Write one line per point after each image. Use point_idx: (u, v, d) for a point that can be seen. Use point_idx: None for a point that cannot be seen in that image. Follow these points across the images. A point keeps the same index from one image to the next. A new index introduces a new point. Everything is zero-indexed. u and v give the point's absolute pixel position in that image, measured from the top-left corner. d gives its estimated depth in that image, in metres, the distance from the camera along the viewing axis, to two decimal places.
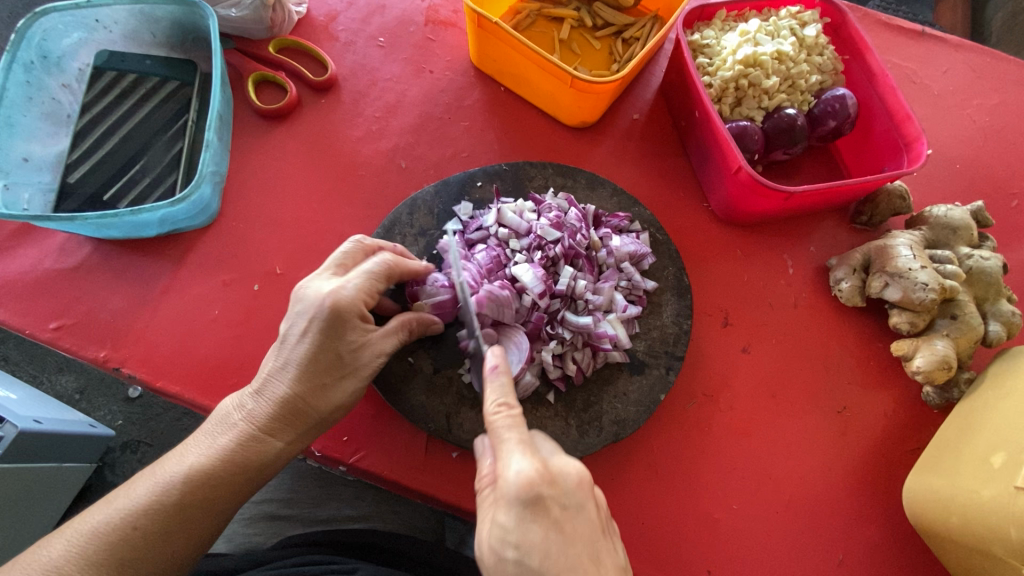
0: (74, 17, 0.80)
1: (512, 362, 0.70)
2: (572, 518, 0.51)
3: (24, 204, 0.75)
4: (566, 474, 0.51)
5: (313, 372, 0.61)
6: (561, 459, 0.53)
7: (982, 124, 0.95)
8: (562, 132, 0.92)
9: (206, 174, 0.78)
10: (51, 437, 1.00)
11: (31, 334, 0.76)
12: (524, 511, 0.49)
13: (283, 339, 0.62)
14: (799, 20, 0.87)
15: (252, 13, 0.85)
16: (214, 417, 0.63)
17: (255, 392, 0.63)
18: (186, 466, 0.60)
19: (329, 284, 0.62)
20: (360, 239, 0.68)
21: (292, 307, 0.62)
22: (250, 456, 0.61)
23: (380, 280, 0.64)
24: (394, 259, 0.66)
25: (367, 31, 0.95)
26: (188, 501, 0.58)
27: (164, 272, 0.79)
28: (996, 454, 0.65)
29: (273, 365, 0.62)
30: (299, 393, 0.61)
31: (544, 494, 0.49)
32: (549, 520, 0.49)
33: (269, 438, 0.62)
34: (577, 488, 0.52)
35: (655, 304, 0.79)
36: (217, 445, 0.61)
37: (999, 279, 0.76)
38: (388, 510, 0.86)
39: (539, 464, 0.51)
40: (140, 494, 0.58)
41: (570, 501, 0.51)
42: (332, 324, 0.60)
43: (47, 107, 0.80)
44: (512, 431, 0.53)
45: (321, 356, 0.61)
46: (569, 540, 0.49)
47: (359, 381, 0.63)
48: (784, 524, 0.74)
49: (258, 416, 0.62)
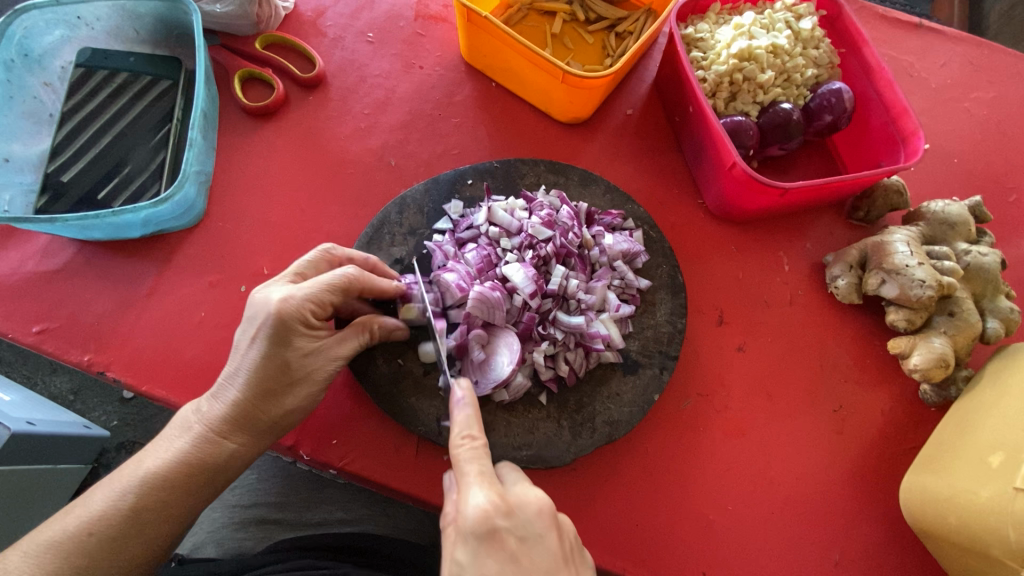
0: (55, 14, 0.78)
1: (503, 362, 0.69)
2: (530, 550, 0.50)
3: (5, 204, 0.74)
4: (524, 504, 0.52)
5: (263, 378, 0.60)
6: (520, 490, 0.53)
7: (980, 117, 0.94)
8: (554, 128, 0.90)
9: (189, 173, 0.76)
10: (44, 439, 0.99)
11: (15, 337, 0.75)
12: (479, 545, 0.49)
13: (235, 345, 0.61)
14: (794, 13, 0.85)
15: (237, 9, 0.84)
16: (169, 422, 0.62)
17: (209, 396, 0.62)
18: (142, 471, 0.59)
19: (278, 293, 0.59)
20: (327, 248, 0.66)
21: (245, 313, 0.61)
22: (202, 459, 0.60)
23: (336, 293, 0.61)
24: (357, 274, 0.63)
25: (356, 27, 0.93)
26: (144, 506, 0.57)
27: (148, 274, 0.78)
28: (995, 453, 0.64)
29: (226, 370, 0.61)
30: (248, 398, 0.60)
31: (499, 525, 0.50)
32: (505, 552, 0.49)
33: (221, 442, 0.61)
34: (537, 516, 0.51)
35: (648, 303, 0.77)
36: (173, 449, 0.60)
37: (997, 276, 0.75)
38: (379, 513, 0.85)
39: (496, 494, 0.51)
40: (97, 502, 0.57)
41: (529, 530, 0.51)
42: (277, 332, 0.58)
43: (29, 106, 0.79)
44: (474, 464, 0.54)
45: (270, 362, 0.60)
46: (526, 572, 0.49)
47: (310, 385, 0.63)
48: (778, 524, 0.73)
49: (214, 419, 0.61)
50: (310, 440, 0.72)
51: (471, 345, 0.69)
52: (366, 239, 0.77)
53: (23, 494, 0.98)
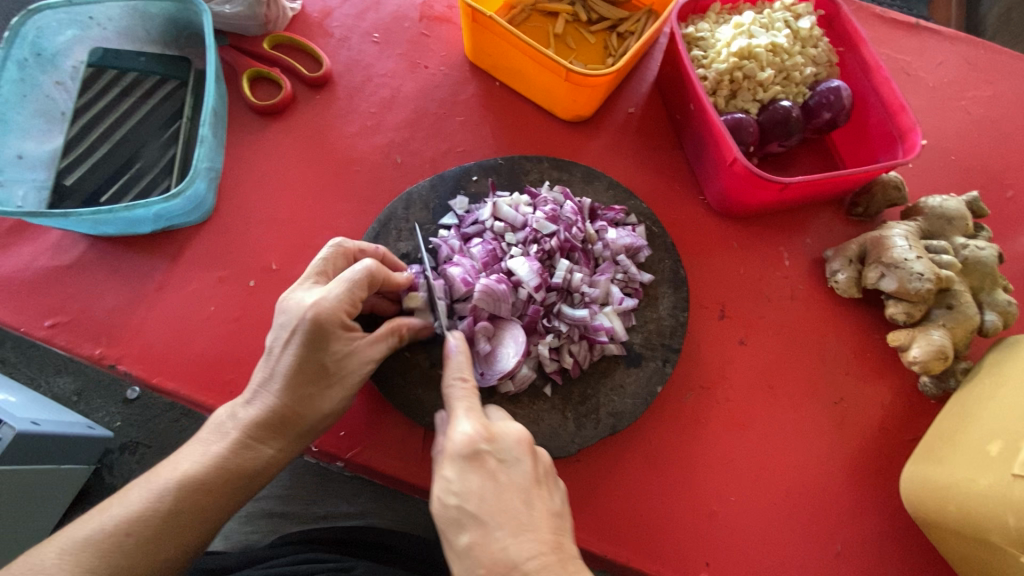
0: (68, 14, 0.80)
1: (509, 353, 0.70)
2: (509, 470, 0.53)
3: (18, 201, 0.75)
4: (506, 433, 0.54)
5: (301, 382, 0.60)
6: (504, 423, 0.56)
7: (977, 116, 0.95)
8: (557, 126, 0.92)
9: (200, 169, 0.78)
10: (50, 437, 1.00)
11: (27, 331, 0.76)
12: (463, 463, 0.52)
13: (269, 350, 0.61)
14: (793, 12, 0.87)
15: (246, 10, 0.85)
16: (204, 425, 0.63)
17: (245, 400, 0.63)
18: (178, 473, 0.59)
19: (311, 297, 0.60)
20: (339, 243, 0.67)
21: (276, 318, 0.61)
22: (239, 462, 0.61)
23: (361, 288, 0.61)
24: (377, 264, 0.63)
25: (362, 28, 0.95)
26: (182, 507, 0.58)
27: (159, 269, 0.79)
28: (993, 441, 0.65)
29: (261, 374, 0.62)
30: (285, 402, 0.61)
31: (482, 448, 0.52)
32: (486, 470, 0.52)
33: (258, 446, 0.62)
34: (516, 444, 0.54)
35: (651, 297, 0.79)
36: (209, 452, 0.61)
37: (995, 269, 0.76)
38: (385, 506, 0.87)
39: (480, 424, 0.54)
40: (134, 501, 0.58)
41: (508, 454, 0.53)
42: (314, 336, 0.59)
43: (41, 104, 0.80)
44: (462, 400, 0.57)
45: (306, 367, 0.60)
46: (505, 488, 0.51)
47: (345, 389, 0.63)
48: (781, 515, 0.74)
49: (250, 422, 0.62)
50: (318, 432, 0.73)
51: (477, 337, 0.71)
52: (373, 234, 0.78)
53: (26, 491, 0.98)
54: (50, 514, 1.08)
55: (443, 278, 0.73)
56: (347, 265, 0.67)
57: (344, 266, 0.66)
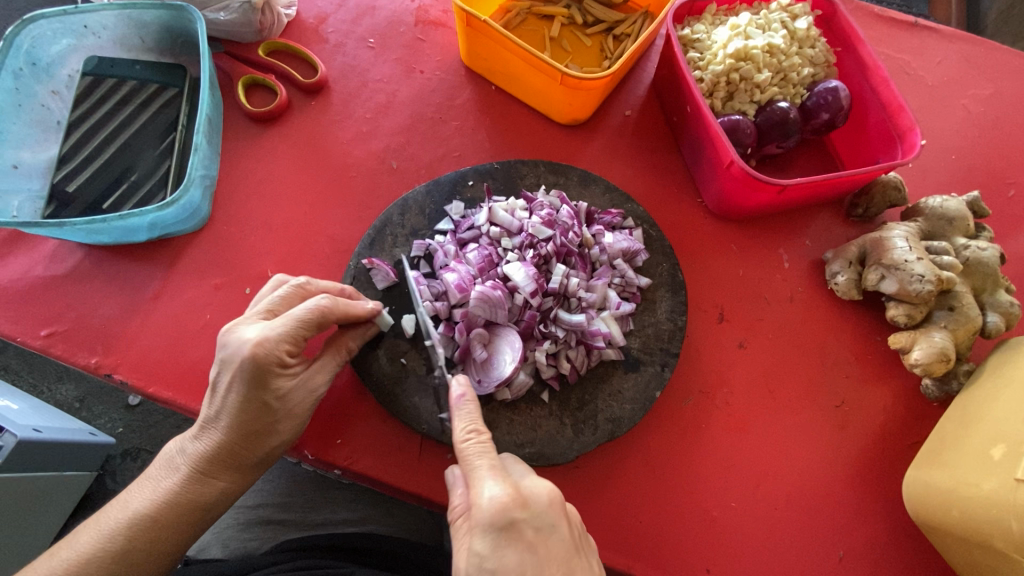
0: (62, 24, 0.80)
1: (506, 359, 0.70)
2: (546, 539, 0.51)
3: (14, 210, 0.75)
4: (538, 497, 0.52)
5: (244, 420, 0.60)
6: (530, 482, 0.54)
7: (977, 114, 0.95)
8: (554, 130, 0.91)
9: (195, 177, 0.78)
10: (51, 446, 1.00)
11: (24, 342, 0.76)
12: (498, 536, 0.49)
13: (212, 386, 0.61)
14: (790, 13, 0.86)
15: (241, 17, 0.85)
16: (154, 461, 0.64)
17: (193, 436, 0.63)
18: (128, 513, 0.60)
19: (252, 332, 0.59)
20: (302, 282, 0.66)
21: (217, 353, 0.60)
22: (191, 498, 0.61)
23: (310, 327, 0.61)
24: (331, 302, 0.63)
25: (357, 33, 0.94)
26: (133, 546, 0.59)
27: (155, 277, 0.79)
28: (996, 445, 0.64)
29: (206, 413, 0.62)
30: (233, 439, 0.61)
31: (516, 517, 0.50)
32: (524, 543, 0.49)
33: (208, 481, 0.62)
34: (549, 507, 0.52)
35: (649, 301, 0.78)
36: (158, 490, 0.61)
37: (997, 270, 0.75)
38: (382, 513, 0.86)
39: (511, 487, 0.51)
40: (82, 543, 0.58)
41: (544, 521, 0.51)
42: (253, 376, 0.58)
43: (36, 114, 0.80)
44: (484, 461, 0.54)
45: (249, 405, 0.60)
46: (544, 560, 0.49)
47: (292, 420, 0.64)
48: (781, 521, 0.73)
49: (199, 460, 0.62)
50: (314, 439, 0.72)
51: (472, 344, 0.70)
52: (369, 241, 0.77)
53: (24, 501, 0.98)
54: (50, 521, 1.08)
55: (441, 284, 0.73)
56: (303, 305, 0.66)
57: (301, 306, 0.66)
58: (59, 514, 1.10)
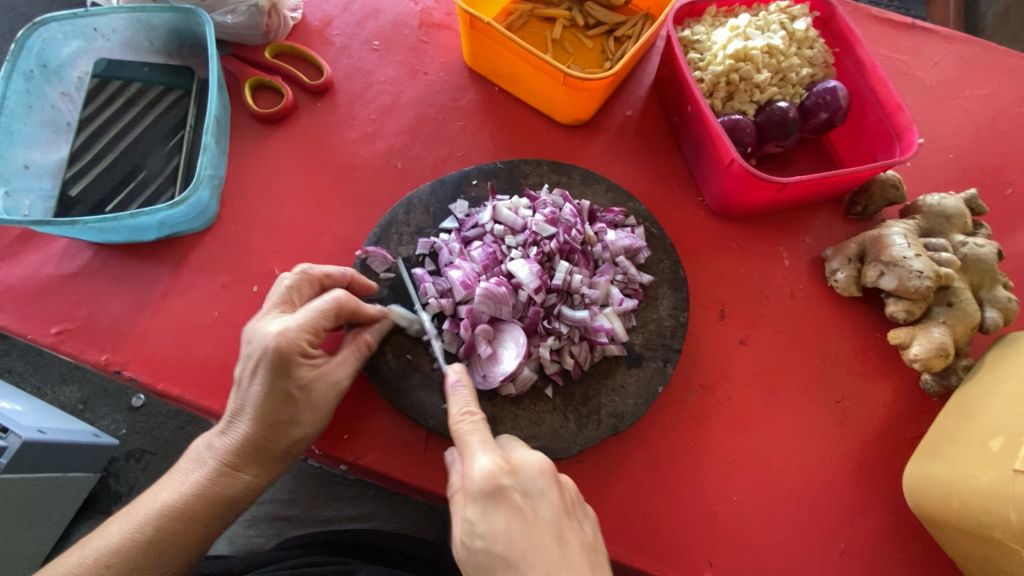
0: (73, 26, 0.81)
1: (510, 355, 0.71)
2: (534, 504, 0.52)
3: (26, 210, 0.76)
4: (526, 465, 0.54)
5: (270, 412, 0.62)
6: (521, 453, 0.55)
7: (975, 114, 0.96)
8: (556, 130, 0.92)
9: (204, 177, 0.79)
10: (56, 446, 1.01)
11: (34, 339, 0.77)
12: (487, 503, 0.51)
13: (237, 381, 0.63)
14: (788, 15, 0.87)
15: (247, 19, 0.86)
16: (184, 456, 0.65)
17: (220, 431, 0.64)
18: (157, 505, 0.61)
19: (275, 326, 0.61)
20: (305, 269, 0.67)
21: (242, 348, 0.62)
22: (218, 491, 0.63)
23: (328, 318, 0.63)
24: (346, 296, 0.64)
25: (362, 35, 0.96)
26: (162, 536, 0.60)
27: (163, 275, 0.80)
28: (995, 437, 0.65)
29: (232, 407, 0.63)
30: (259, 432, 0.62)
31: (504, 484, 0.52)
32: (511, 507, 0.51)
33: (235, 474, 0.63)
34: (538, 474, 0.53)
35: (651, 298, 0.79)
36: (186, 483, 0.62)
37: (994, 266, 0.76)
38: (388, 509, 0.87)
39: (499, 456, 0.53)
40: (114, 533, 0.60)
41: (532, 486, 0.52)
42: (277, 366, 0.60)
43: (46, 115, 0.81)
44: (475, 434, 0.56)
45: (274, 396, 0.61)
46: (533, 523, 0.51)
47: (315, 412, 0.64)
48: (783, 515, 0.74)
49: (226, 453, 0.63)
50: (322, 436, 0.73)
51: (477, 340, 0.71)
52: (375, 239, 0.78)
53: (29, 500, 0.99)
54: (55, 519, 1.08)
55: (445, 281, 0.75)
56: (313, 293, 0.67)
57: (311, 293, 0.67)
58: (64, 513, 1.11)
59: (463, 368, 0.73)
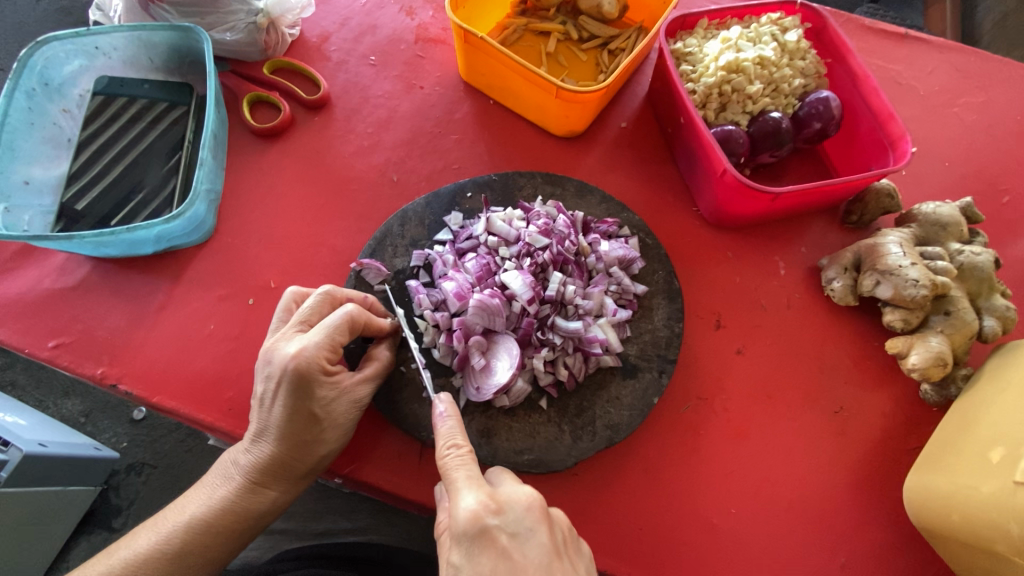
0: (74, 45, 0.83)
1: (503, 368, 0.70)
2: (523, 545, 0.50)
3: (25, 225, 0.77)
4: (514, 502, 0.52)
5: (292, 431, 0.61)
6: (510, 488, 0.54)
7: (971, 123, 0.96)
8: (551, 142, 0.93)
9: (200, 191, 0.79)
10: (56, 461, 1.01)
11: (32, 353, 0.77)
12: (472, 546, 0.50)
13: (259, 400, 0.62)
14: (780, 26, 0.88)
15: (246, 37, 0.88)
16: (210, 469, 0.65)
17: (245, 447, 0.64)
18: (184, 517, 0.62)
19: (293, 345, 0.60)
20: (329, 290, 0.66)
21: (262, 367, 0.61)
22: (244, 507, 0.63)
23: (344, 335, 0.62)
24: (359, 311, 0.63)
25: (358, 51, 0.97)
26: (187, 549, 0.60)
27: (160, 289, 0.81)
28: (995, 449, 0.64)
29: (256, 424, 0.63)
30: (283, 450, 0.62)
31: (490, 524, 0.50)
32: (498, 549, 0.50)
33: (260, 491, 0.63)
34: (527, 512, 0.52)
35: (646, 308, 0.79)
36: (213, 497, 0.63)
37: (992, 275, 0.76)
38: (384, 522, 0.88)
39: (485, 494, 0.52)
40: (141, 544, 0.60)
41: (520, 527, 0.51)
42: (297, 386, 0.59)
43: (48, 132, 0.82)
44: (462, 470, 0.55)
45: (295, 415, 0.60)
46: (520, 566, 0.49)
47: (338, 430, 0.64)
48: (782, 528, 0.73)
49: (251, 470, 0.63)
50: None
51: (471, 352, 0.71)
52: (369, 251, 0.79)
53: (27, 514, 0.99)
54: (54, 533, 1.09)
55: (439, 292, 0.75)
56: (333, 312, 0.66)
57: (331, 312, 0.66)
58: (63, 528, 1.11)
59: (457, 381, 0.73)
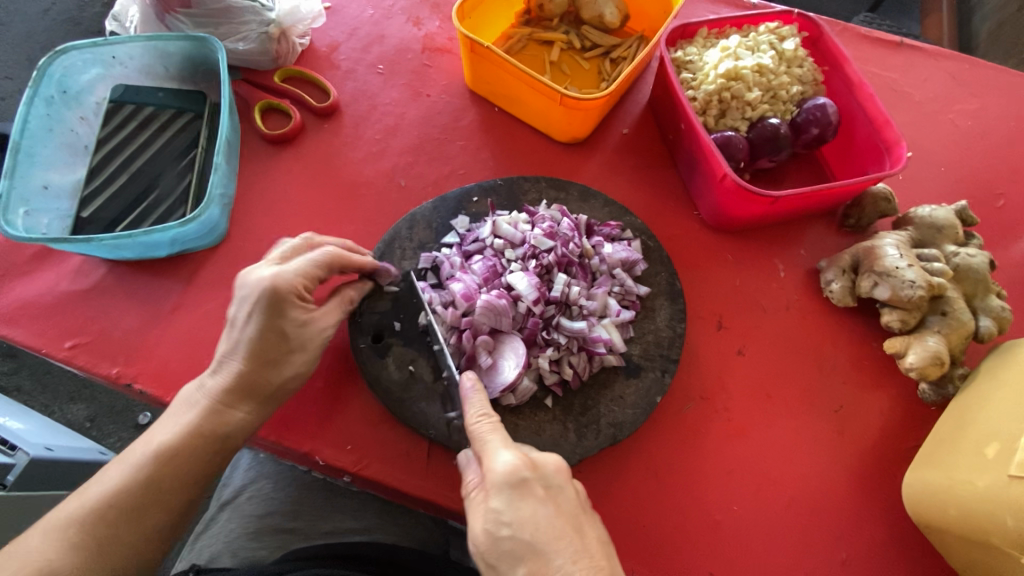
0: (92, 54, 0.86)
1: (509, 366, 0.72)
2: (557, 497, 0.54)
3: (43, 228, 0.79)
4: (545, 461, 0.56)
5: (263, 348, 0.64)
6: (538, 452, 0.57)
7: (966, 129, 0.98)
8: (554, 147, 0.95)
9: (214, 196, 0.82)
10: (65, 464, 1.03)
11: (48, 353, 0.79)
12: (512, 493, 0.52)
13: (232, 323, 0.65)
14: (777, 36, 0.91)
15: (258, 46, 0.91)
16: (172, 402, 0.65)
17: (212, 372, 0.65)
18: (152, 446, 0.61)
19: (269, 271, 0.64)
20: (306, 235, 0.71)
21: (237, 294, 0.65)
22: (213, 429, 0.63)
23: (320, 265, 0.67)
24: (336, 250, 0.69)
25: (367, 60, 1.00)
26: (161, 475, 0.59)
27: (174, 291, 0.82)
28: (990, 444, 0.65)
29: (226, 346, 0.65)
30: (252, 368, 0.64)
31: (527, 477, 0.53)
32: (536, 498, 0.53)
33: (229, 411, 0.64)
34: (558, 470, 0.56)
35: (648, 309, 0.81)
36: (180, 424, 0.62)
37: (988, 276, 0.77)
38: (389, 522, 0.89)
39: (520, 452, 0.55)
40: (112, 476, 0.59)
41: (553, 482, 0.55)
42: (273, 304, 0.62)
43: (65, 138, 0.85)
44: (495, 433, 0.58)
45: (268, 333, 0.63)
46: (556, 514, 0.52)
47: (306, 353, 0.67)
48: (783, 524, 0.74)
49: (219, 391, 0.64)
50: (325, 447, 0.74)
51: (477, 350, 0.73)
52: (378, 254, 0.81)
53: None
54: None
55: (447, 293, 0.77)
56: None
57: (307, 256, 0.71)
58: None
59: None
